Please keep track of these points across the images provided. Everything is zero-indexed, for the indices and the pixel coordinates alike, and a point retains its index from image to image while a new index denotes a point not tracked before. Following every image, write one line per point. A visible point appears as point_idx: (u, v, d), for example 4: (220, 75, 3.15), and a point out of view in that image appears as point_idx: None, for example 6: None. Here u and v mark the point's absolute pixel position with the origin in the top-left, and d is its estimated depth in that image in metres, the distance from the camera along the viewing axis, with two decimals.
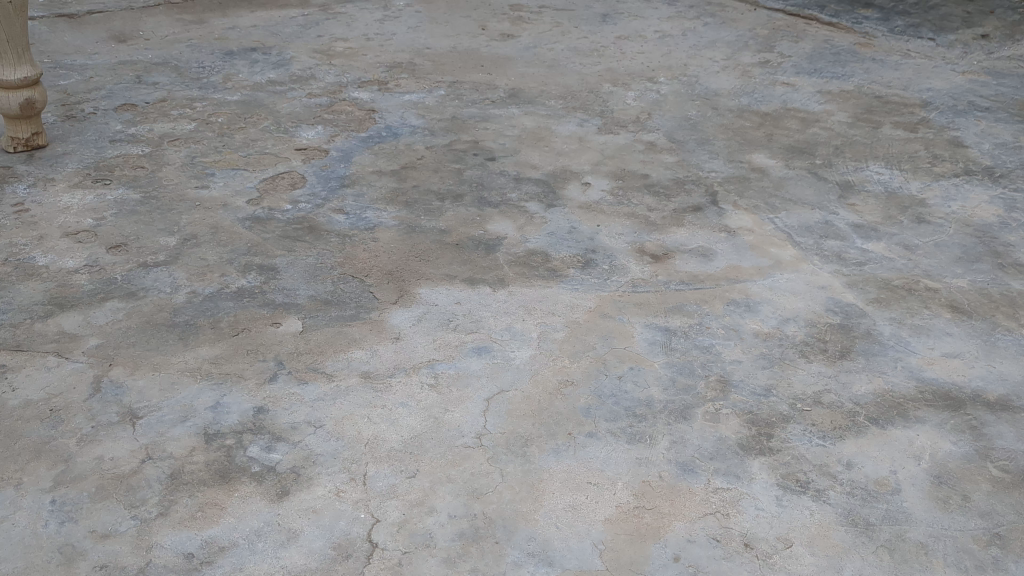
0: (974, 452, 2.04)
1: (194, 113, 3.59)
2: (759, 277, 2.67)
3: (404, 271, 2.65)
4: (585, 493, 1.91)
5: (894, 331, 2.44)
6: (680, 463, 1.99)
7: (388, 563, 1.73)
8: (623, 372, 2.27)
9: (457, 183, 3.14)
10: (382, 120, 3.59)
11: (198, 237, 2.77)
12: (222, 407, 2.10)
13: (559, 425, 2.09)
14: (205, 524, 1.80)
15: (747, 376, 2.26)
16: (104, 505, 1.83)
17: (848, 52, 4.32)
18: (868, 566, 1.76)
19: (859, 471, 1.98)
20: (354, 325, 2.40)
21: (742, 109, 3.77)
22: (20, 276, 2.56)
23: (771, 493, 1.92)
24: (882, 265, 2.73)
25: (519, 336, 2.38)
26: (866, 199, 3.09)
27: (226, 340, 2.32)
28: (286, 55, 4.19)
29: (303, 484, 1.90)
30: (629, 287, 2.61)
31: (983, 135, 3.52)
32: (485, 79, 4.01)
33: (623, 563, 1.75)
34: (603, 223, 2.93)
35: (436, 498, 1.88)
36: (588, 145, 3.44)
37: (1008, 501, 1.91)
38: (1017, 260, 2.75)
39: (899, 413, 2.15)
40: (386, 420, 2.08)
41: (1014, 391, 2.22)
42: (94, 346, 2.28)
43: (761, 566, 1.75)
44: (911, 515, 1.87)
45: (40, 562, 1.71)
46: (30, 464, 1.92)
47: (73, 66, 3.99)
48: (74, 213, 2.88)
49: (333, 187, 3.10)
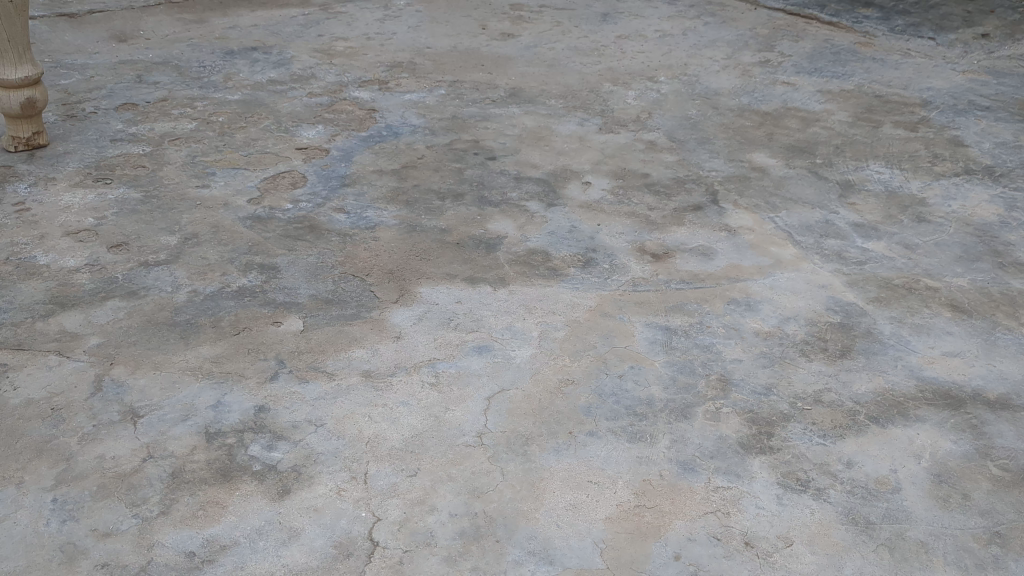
0: (974, 451, 2.04)
1: (194, 113, 3.59)
2: (759, 276, 2.67)
3: (404, 270, 2.65)
4: (586, 492, 1.91)
5: (895, 330, 2.44)
6: (681, 462, 1.99)
7: (389, 562, 1.73)
8: (623, 371, 2.27)
9: (457, 183, 3.14)
10: (382, 120, 3.59)
11: (199, 236, 2.78)
12: (223, 406, 2.10)
13: (560, 424, 2.09)
14: (206, 523, 1.80)
15: (748, 375, 2.26)
16: (105, 504, 1.84)
17: (848, 51, 4.32)
18: (868, 564, 1.76)
19: (859, 470, 1.99)
20: (355, 324, 2.40)
21: (742, 109, 3.77)
22: (20, 275, 2.56)
23: (771, 491, 1.92)
24: (883, 264, 2.73)
25: (519, 335, 2.38)
26: (867, 199, 3.10)
27: (227, 339, 2.32)
28: (286, 54, 4.19)
29: (304, 482, 1.91)
30: (629, 286, 2.61)
31: (984, 134, 3.52)
32: (486, 79, 4.02)
33: (623, 561, 1.75)
34: (604, 222, 2.93)
35: (437, 496, 1.89)
36: (589, 144, 3.45)
37: (1008, 500, 1.91)
38: (1017, 259, 2.75)
39: (899, 412, 2.15)
40: (386, 419, 2.08)
41: (1014, 390, 2.22)
42: (94, 345, 2.28)
43: (762, 564, 1.76)
44: (911, 514, 1.88)
45: (42, 560, 1.71)
46: (31, 463, 1.93)
47: (73, 66, 3.99)
48: (75, 212, 2.88)
49: (334, 186, 3.10)
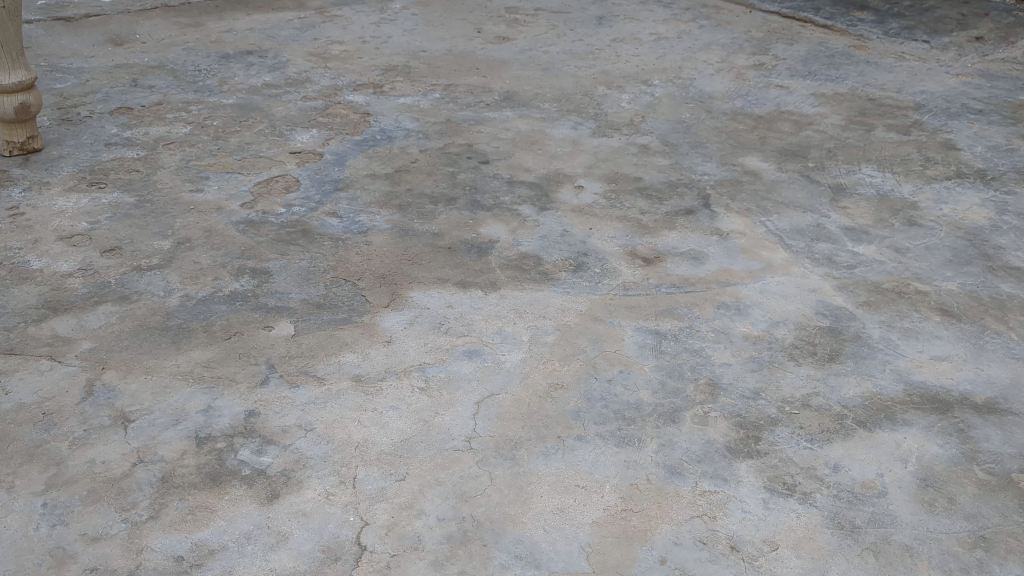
0: (961, 455, 2.05)
1: (189, 117, 3.60)
2: (749, 280, 2.68)
3: (396, 275, 2.66)
4: (574, 496, 1.92)
5: (883, 334, 2.45)
6: (668, 466, 2.01)
7: (376, 566, 1.74)
8: (613, 375, 2.28)
9: (450, 187, 3.16)
10: (377, 123, 3.60)
11: (192, 240, 2.79)
12: (213, 411, 2.11)
13: (548, 428, 2.10)
14: (195, 527, 1.81)
15: (736, 379, 2.27)
16: (95, 508, 1.85)
17: (843, 54, 4.33)
18: (853, 568, 1.77)
19: (846, 474, 2.00)
20: (346, 329, 2.41)
21: (736, 112, 3.78)
22: (14, 280, 2.57)
23: (758, 496, 1.93)
24: (873, 268, 2.74)
25: (509, 340, 2.39)
26: (858, 202, 3.11)
27: (218, 344, 2.33)
28: (282, 58, 4.21)
29: (293, 487, 1.92)
30: (620, 290, 2.62)
31: (976, 137, 3.54)
32: (481, 82, 4.03)
33: (610, 565, 1.76)
34: (595, 226, 2.95)
35: (425, 500, 1.90)
36: (582, 147, 3.46)
37: (994, 504, 1.92)
38: (1007, 263, 2.76)
39: (886, 416, 2.16)
40: (375, 423, 2.10)
41: (1002, 394, 2.23)
42: (86, 349, 2.30)
43: (748, 569, 1.77)
44: (897, 518, 1.89)
45: (31, 565, 1.72)
46: (22, 468, 1.94)
47: (69, 70, 4.01)
48: (70, 217, 2.89)
49: (327, 190, 3.11)
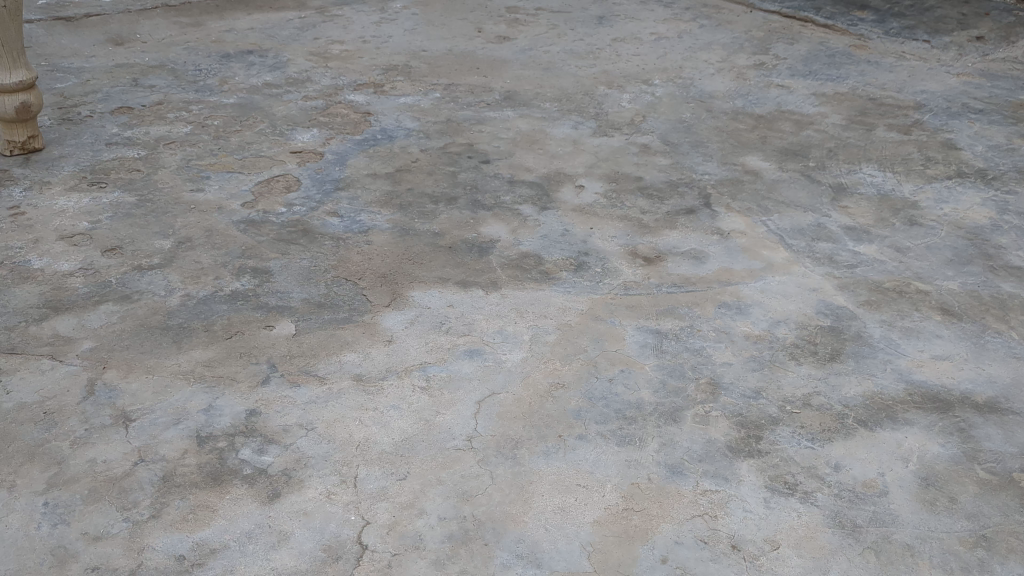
0: (962, 454, 2.05)
1: (189, 117, 3.60)
2: (749, 279, 2.68)
3: (396, 274, 2.66)
4: (575, 495, 1.92)
5: (884, 333, 2.45)
6: (669, 465, 2.01)
7: (377, 565, 1.74)
8: (613, 374, 2.28)
9: (451, 186, 3.16)
10: (378, 123, 3.61)
11: (193, 240, 2.79)
12: (214, 410, 2.11)
13: (549, 427, 2.11)
14: (196, 526, 1.82)
15: (737, 378, 2.27)
16: (96, 507, 1.85)
17: (843, 54, 4.33)
18: (855, 567, 1.77)
19: (847, 473, 2.00)
20: (347, 328, 2.42)
21: (736, 112, 3.78)
22: (14, 280, 2.57)
23: (759, 495, 1.93)
24: (874, 268, 2.74)
25: (510, 339, 2.39)
26: (858, 202, 3.11)
27: (219, 343, 2.33)
28: (283, 58, 4.21)
29: (295, 486, 1.92)
30: (621, 289, 2.62)
31: (977, 137, 3.54)
32: (482, 81, 4.03)
33: (611, 564, 1.77)
34: (596, 225, 2.95)
35: (425, 499, 1.90)
36: (582, 147, 3.46)
37: (995, 503, 1.92)
38: (1008, 262, 2.76)
39: (887, 415, 2.16)
40: (376, 422, 2.10)
41: (1003, 393, 2.23)
42: (87, 349, 2.30)
43: (749, 568, 1.77)
44: (898, 517, 1.89)
45: (32, 564, 1.72)
46: (23, 467, 1.94)
47: (70, 69, 4.01)
48: (70, 216, 2.89)
49: (328, 190, 3.11)
